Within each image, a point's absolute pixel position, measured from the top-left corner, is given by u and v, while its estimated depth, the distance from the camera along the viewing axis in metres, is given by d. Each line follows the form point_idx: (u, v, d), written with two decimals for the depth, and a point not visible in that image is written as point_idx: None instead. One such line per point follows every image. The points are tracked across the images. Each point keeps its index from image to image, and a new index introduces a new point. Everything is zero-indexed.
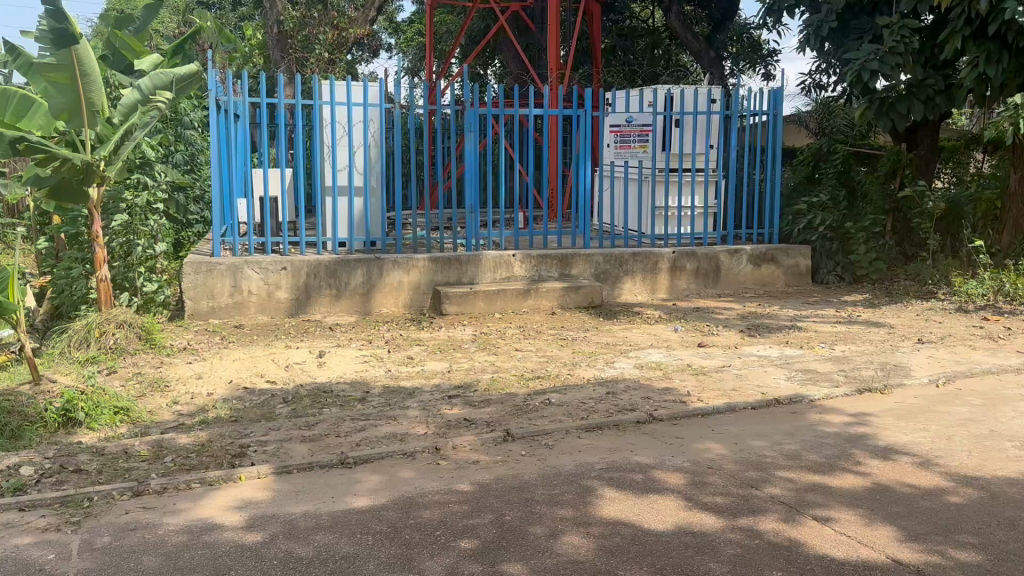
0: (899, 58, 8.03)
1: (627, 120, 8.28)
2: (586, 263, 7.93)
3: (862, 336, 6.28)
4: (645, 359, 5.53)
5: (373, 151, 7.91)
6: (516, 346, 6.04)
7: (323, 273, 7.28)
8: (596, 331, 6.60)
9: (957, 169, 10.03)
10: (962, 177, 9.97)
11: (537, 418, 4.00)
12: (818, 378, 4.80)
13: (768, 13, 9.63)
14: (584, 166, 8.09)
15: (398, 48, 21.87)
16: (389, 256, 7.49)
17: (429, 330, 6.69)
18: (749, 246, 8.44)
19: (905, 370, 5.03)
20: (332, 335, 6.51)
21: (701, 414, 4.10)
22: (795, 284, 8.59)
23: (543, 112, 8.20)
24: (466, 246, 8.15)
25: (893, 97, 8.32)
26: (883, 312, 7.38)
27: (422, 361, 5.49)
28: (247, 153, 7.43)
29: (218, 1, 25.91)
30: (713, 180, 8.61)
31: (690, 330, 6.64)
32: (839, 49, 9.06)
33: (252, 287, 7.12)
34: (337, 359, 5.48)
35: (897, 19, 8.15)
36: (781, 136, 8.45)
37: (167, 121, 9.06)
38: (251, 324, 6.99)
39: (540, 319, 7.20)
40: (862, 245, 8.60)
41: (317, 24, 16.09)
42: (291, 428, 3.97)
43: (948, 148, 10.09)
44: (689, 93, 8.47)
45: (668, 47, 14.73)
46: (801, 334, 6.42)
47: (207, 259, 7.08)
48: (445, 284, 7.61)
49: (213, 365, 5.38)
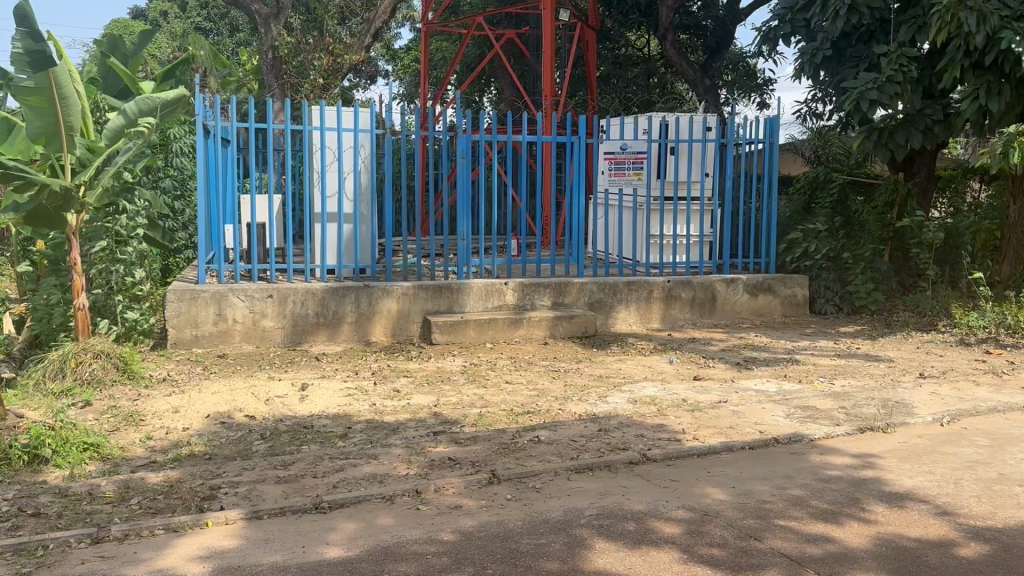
0: (897, 87, 7.97)
1: (622, 148, 8.07)
2: (578, 292, 7.78)
3: (862, 370, 6.12)
4: (639, 393, 5.35)
5: (363, 177, 7.76)
6: (506, 378, 5.85)
7: (311, 301, 7.12)
8: (589, 363, 6.42)
9: (954, 199, 9.95)
10: (959, 208, 9.89)
11: (525, 457, 3.82)
12: (818, 415, 4.63)
13: (764, 41, 9.59)
14: (578, 193, 7.96)
15: (397, 75, 21.89)
16: (378, 284, 7.33)
17: (418, 361, 6.51)
18: (745, 275, 8.30)
19: (908, 408, 4.86)
20: (317, 366, 6.32)
21: (697, 454, 3.92)
22: (792, 314, 8.44)
23: (536, 139, 8.09)
24: (458, 274, 7.99)
25: (892, 126, 8.27)
26: (882, 344, 7.22)
27: (408, 394, 5.30)
28: (234, 179, 7.27)
29: (217, 28, 26.02)
30: (708, 208, 8.49)
31: (686, 362, 6.47)
32: (836, 78, 9.02)
33: (237, 315, 6.95)
34: (321, 392, 5.29)
35: (895, 49, 8.13)
36: (777, 165, 8.34)
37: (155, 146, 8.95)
38: (235, 353, 6.81)
39: (532, 349, 7.01)
40: (860, 276, 8.47)
41: (312, 50, 16.07)
42: (266, 468, 3.78)
43: (943, 177, 10.06)
44: (684, 120, 8.36)
45: (664, 75, 14.72)
46: (800, 367, 6.25)
47: (192, 286, 6.92)
48: (435, 313, 7.44)
49: (191, 398, 5.19)
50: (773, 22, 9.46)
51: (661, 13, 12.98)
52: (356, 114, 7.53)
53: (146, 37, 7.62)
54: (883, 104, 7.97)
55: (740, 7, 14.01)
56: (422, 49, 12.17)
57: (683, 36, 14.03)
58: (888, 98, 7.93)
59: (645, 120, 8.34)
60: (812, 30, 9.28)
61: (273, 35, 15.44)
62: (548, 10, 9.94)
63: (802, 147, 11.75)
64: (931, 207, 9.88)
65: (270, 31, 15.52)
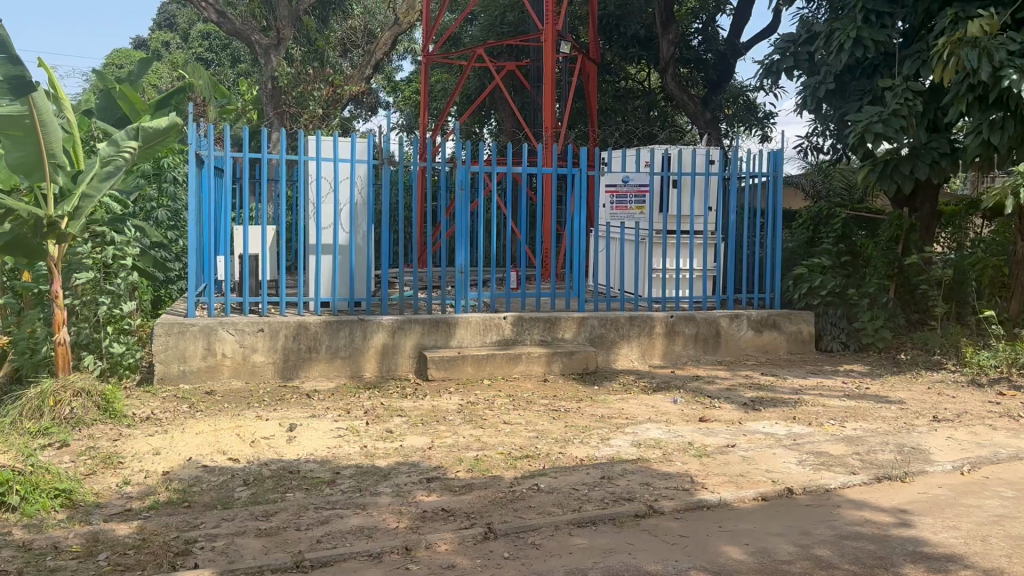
0: (902, 121, 7.83)
1: (624, 180, 7.96)
2: (579, 327, 7.57)
3: (873, 412, 5.88)
4: (644, 436, 5.11)
5: (359, 209, 7.58)
6: (504, 418, 5.61)
7: (303, 335, 6.90)
8: (590, 402, 6.18)
9: (956, 235, 9.82)
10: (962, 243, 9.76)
11: (523, 508, 3.59)
12: (832, 463, 4.40)
13: (766, 75, 9.48)
14: (578, 227, 7.79)
15: (398, 106, 21.82)
16: (373, 317, 7.13)
17: (412, 399, 6.26)
18: (750, 311, 8.10)
19: (926, 454, 4.62)
20: (308, 404, 6.07)
21: (707, 506, 3.69)
22: (798, 351, 8.23)
23: (537, 171, 7.92)
24: (455, 308, 7.78)
25: (898, 158, 8.15)
26: (892, 384, 7.01)
27: (402, 436, 5.06)
28: (226, 210, 7.08)
29: (218, 58, 26.06)
30: (712, 243, 8.33)
31: (691, 402, 6.23)
32: (840, 111, 8.90)
33: (226, 349, 6.73)
34: (310, 432, 5.05)
35: (900, 82, 8.04)
36: (782, 199, 8.18)
37: (148, 176, 8.79)
38: (223, 390, 6.58)
39: (531, 387, 6.77)
40: (867, 312, 8.28)
41: (313, 80, 16.01)
42: (247, 518, 3.55)
43: (945, 213, 9.95)
44: (687, 153, 8.23)
45: (664, 109, 14.64)
46: (808, 409, 6.02)
47: (181, 319, 6.72)
48: (431, 348, 7.22)
49: (174, 438, 4.95)
50: (775, 55, 9.37)
51: (662, 47, 13.00)
52: (353, 144, 7.37)
53: (146, 66, 7.71)
54: (888, 137, 7.85)
55: (740, 41, 14.04)
56: (422, 80, 12.10)
57: (683, 70, 14.08)
58: (893, 131, 7.80)
59: (647, 153, 8.20)
60: (814, 64, 9.19)
61: (272, 66, 15.40)
62: (549, 43, 9.87)
63: (804, 181, 11.65)
64: (934, 242, 9.72)
65: (269, 62, 15.49)
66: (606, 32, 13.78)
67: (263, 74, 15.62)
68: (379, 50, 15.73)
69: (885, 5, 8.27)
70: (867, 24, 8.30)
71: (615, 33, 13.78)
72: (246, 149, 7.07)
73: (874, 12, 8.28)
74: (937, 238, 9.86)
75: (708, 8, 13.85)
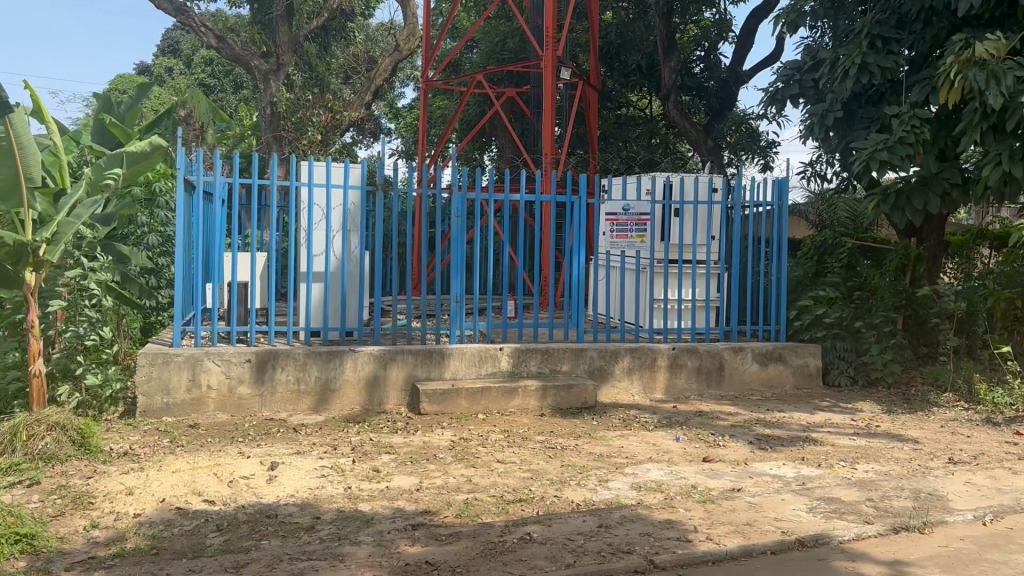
0: (909, 148, 7.66)
1: (624, 208, 7.77)
2: (578, 358, 7.33)
3: (885, 453, 5.64)
4: (644, 477, 4.86)
5: (353, 236, 7.38)
6: (497, 456, 5.35)
7: (291, 366, 6.67)
8: (588, 439, 5.92)
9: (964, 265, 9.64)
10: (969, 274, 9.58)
11: (514, 562, 3.33)
12: (845, 511, 4.15)
13: (770, 102, 9.32)
14: (578, 256, 7.58)
15: (398, 132, 21.68)
16: (363, 348, 6.90)
17: (403, 434, 6.00)
18: (754, 343, 7.85)
19: (944, 502, 4.37)
20: (294, 439, 5.81)
21: (712, 560, 3.44)
22: (805, 386, 7.96)
23: (536, 198, 7.73)
24: (450, 338, 7.55)
25: (909, 189, 7.98)
26: (903, 422, 6.75)
27: (389, 476, 4.80)
28: (215, 236, 6.88)
29: (220, 84, 26.04)
30: (715, 273, 8.12)
31: (694, 440, 5.98)
32: (846, 140, 8.71)
33: (212, 380, 6.50)
34: (292, 472, 4.79)
35: (908, 109, 7.87)
36: (787, 228, 7.98)
37: (138, 201, 8.61)
38: (207, 423, 6.33)
39: (527, 422, 6.51)
40: (876, 345, 8.03)
41: (312, 106, 15.98)
42: (215, 569, 3.29)
43: (953, 243, 9.69)
44: (689, 181, 8.02)
45: (666, 135, 14.52)
46: (817, 449, 5.77)
47: (165, 348, 6.49)
48: (424, 380, 6.98)
49: (149, 477, 4.69)
50: (780, 82, 9.20)
51: (663, 74, 12.93)
52: (347, 170, 7.19)
53: (143, 92, 7.66)
54: (895, 165, 7.68)
55: (741, 68, 13.95)
56: (421, 106, 11.97)
57: (685, 97, 14.01)
58: (899, 159, 7.63)
59: (649, 180, 8.00)
60: (820, 91, 9.02)
61: (271, 91, 15.30)
62: (549, 69, 9.74)
63: (808, 210, 11.49)
64: (941, 273, 9.46)
65: (269, 87, 15.43)
66: (607, 59, 13.71)
67: (262, 100, 15.53)
68: (379, 76, 15.65)
69: (892, 31, 8.17)
70: (874, 50, 8.16)
71: (616, 61, 13.72)
72: (237, 174, 6.89)
73: (882, 38, 8.17)
74: (943, 268, 9.67)
75: (710, 36, 13.73)
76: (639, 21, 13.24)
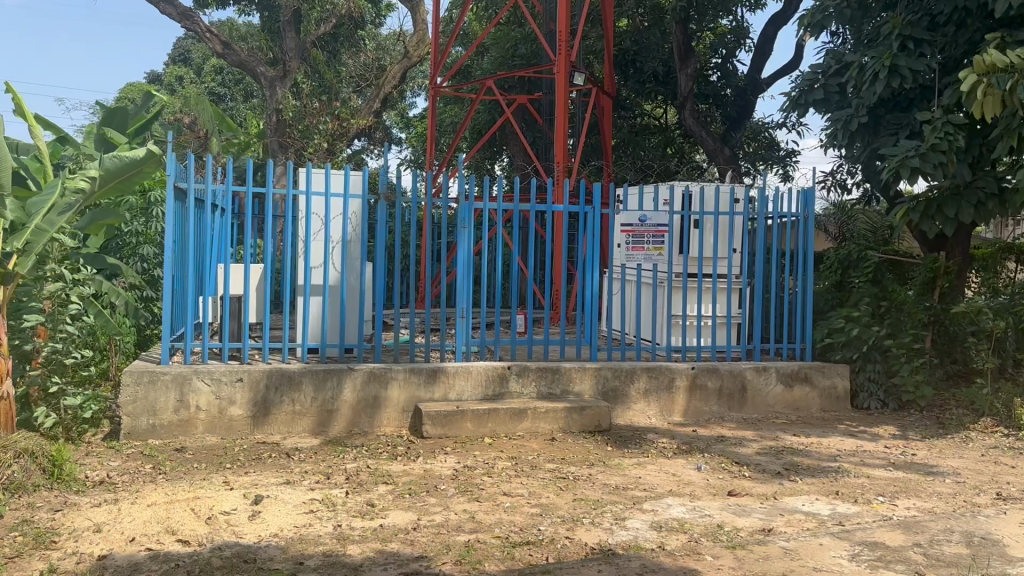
0: (941, 156, 7.20)
1: (640, 219, 7.36)
2: (591, 378, 6.89)
3: (926, 487, 5.16)
4: (665, 515, 4.42)
5: (354, 248, 6.97)
6: (504, 488, 4.90)
7: (285, 386, 6.27)
8: (603, 468, 5.48)
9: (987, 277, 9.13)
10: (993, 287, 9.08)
11: None
12: (892, 560, 3.71)
13: (792, 107, 8.89)
14: (591, 269, 7.16)
15: (409, 143, 21.31)
16: (364, 366, 6.49)
17: (403, 460, 5.58)
18: (778, 363, 7.38)
19: (1000, 548, 3.92)
20: (284, 467, 5.39)
21: None
22: (832, 409, 7.50)
23: (548, 208, 7.30)
24: (455, 355, 7.14)
25: (941, 199, 7.52)
26: (942, 451, 6.27)
27: (384, 511, 4.37)
28: (207, 247, 6.47)
29: (230, 95, 25.88)
30: (736, 288, 7.66)
31: (717, 470, 5.52)
32: (871, 147, 8.25)
33: (201, 401, 6.12)
34: (277, 506, 4.36)
35: (940, 115, 7.42)
36: (813, 241, 7.53)
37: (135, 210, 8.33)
38: (196, 447, 5.95)
39: (537, 447, 6.07)
40: (907, 366, 7.54)
41: (318, 113, 15.26)
42: None
43: (979, 256, 9.14)
44: (710, 191, 7.60)
45: (681, 145, 14.13)
46: (851, 481, 5.30)
47: (152, 366, 6.12)
48: (428, 401, 6.56)
49: (121, 511, 4.27)
50: (803, 86, 8.77)
51: (680, 82, 12.54)
52: (347, 178, 6.77)
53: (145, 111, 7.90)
54: (926, 173, 7.27)
55: (759, 76, 13.62)
56: (430, 113, 11.56)
57: (701, 105, 13.62)
58: (931, 167, 7.22)
59: (667, 190, 7.56)
60: (845, 96, 8.61)
61: (277, 97, 15.10)
62: (562, 74, 9.32)
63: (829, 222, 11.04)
64: (965, 287, 8.92)
65: (275, 94, 15.17)
66: (621, 66, 13.40)
67: (268, 107, 15.27)
68: (387, 84, 15.41)
69: (924, 32, 7.72)
70: (904, 52, 7.72)
71: (631, 68, 13.37)
72: (232, 181, 6.49)
73: (912, 40, 7.72)
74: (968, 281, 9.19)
75: (728, 43, 13.49)
76: (655, 28, 12.98)
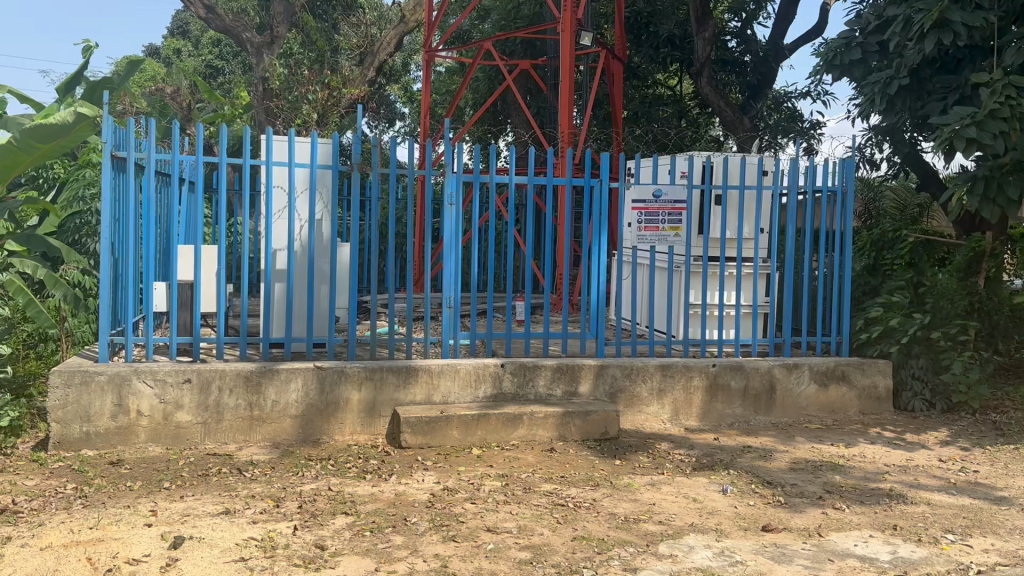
0: (1003, 124, 6.17)
1: (655, 194, 6.34)
2: (595, 378, 5.99)
3: (1003, 521, 4.25)
4: (686, 564, 3.55)
5: (323, 227, 6.06)
6: (489, 522, 4.01)
7: (240, 388, 5.40)
8: (610, 491, 4.59)
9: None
10: None
11: None
12: None
13: (825, 69, 7.91)
14: (600, 253, 6.17)
15: (412, 118, 20.11)
16: (332, 364, 5.60)
17: (373, 479, 4.72)
18: (812, 359, 6.45)
19: None
20: (230, 489, 4.52)
21: None
22: (872, 412, 6.58)
23: (549, 179, 6.28)
24: (442, 352, 6.16)
25: (1003, 175, 6.46)
26: (1010, 467, 5.34)
27: (335, 557, 3.51)
28: (151, 226, 5.53)
29: (228, 67, 24.88)
30: (764, 273, 6.71)
31: (745, 493, 4.62)
32: (912, 112, 7.31)
33: (142, 406, 5.26)
34: (201, 552, 3.50)
35: (1000, 78, 6.42)
36: (853, 218, 6.59)
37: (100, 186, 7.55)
38: (135, 459, 5.10)
39: (533, 461, 5.19)
40: (958, 362, 6.58)
41: (307, 82, 14.23)
42: None
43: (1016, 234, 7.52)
44: (733, 162, 6.62)
45: (696, 116, 13.07)
46: (909, 511, 4.39)
47: (84, 364, 5.25)
48: (408, 405, 5.69)
49: (6, 557, 3.43)
50: (838, 46, 7.80)
51: (697, 47, 11.42)
52: (314, 146, 5.77)
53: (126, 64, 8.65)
54: (984, 145, 6.20)
55: (783, 42, 12.55)
56: (425, 80, 10.57)
57: (719, 74, 12.64)
58: (991, 137, 6.15)
59: (684, 161, 6.63)
60: (886, 56, 7.64)
61: (264, 65, 14.22)
62: (567, 35, 8.32)
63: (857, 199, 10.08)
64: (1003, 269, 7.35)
65: (262, 61, 14.28)
66: (634, 31, 12.40)
67: (256, 76, 14.32)
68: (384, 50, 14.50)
69: None
70: (958, 5, 6.69)
71: (645, 33, 12.38)
72: (175, 151, 5.48)
73: None
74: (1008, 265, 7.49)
75: (749, 7, 12.45)
76: None
